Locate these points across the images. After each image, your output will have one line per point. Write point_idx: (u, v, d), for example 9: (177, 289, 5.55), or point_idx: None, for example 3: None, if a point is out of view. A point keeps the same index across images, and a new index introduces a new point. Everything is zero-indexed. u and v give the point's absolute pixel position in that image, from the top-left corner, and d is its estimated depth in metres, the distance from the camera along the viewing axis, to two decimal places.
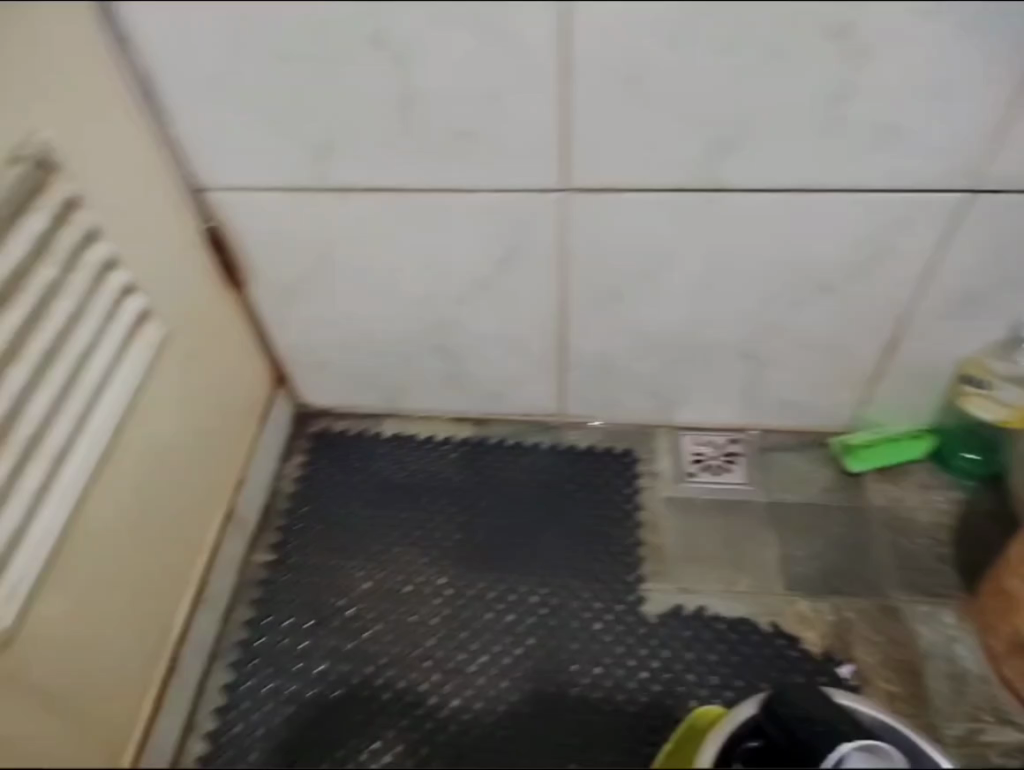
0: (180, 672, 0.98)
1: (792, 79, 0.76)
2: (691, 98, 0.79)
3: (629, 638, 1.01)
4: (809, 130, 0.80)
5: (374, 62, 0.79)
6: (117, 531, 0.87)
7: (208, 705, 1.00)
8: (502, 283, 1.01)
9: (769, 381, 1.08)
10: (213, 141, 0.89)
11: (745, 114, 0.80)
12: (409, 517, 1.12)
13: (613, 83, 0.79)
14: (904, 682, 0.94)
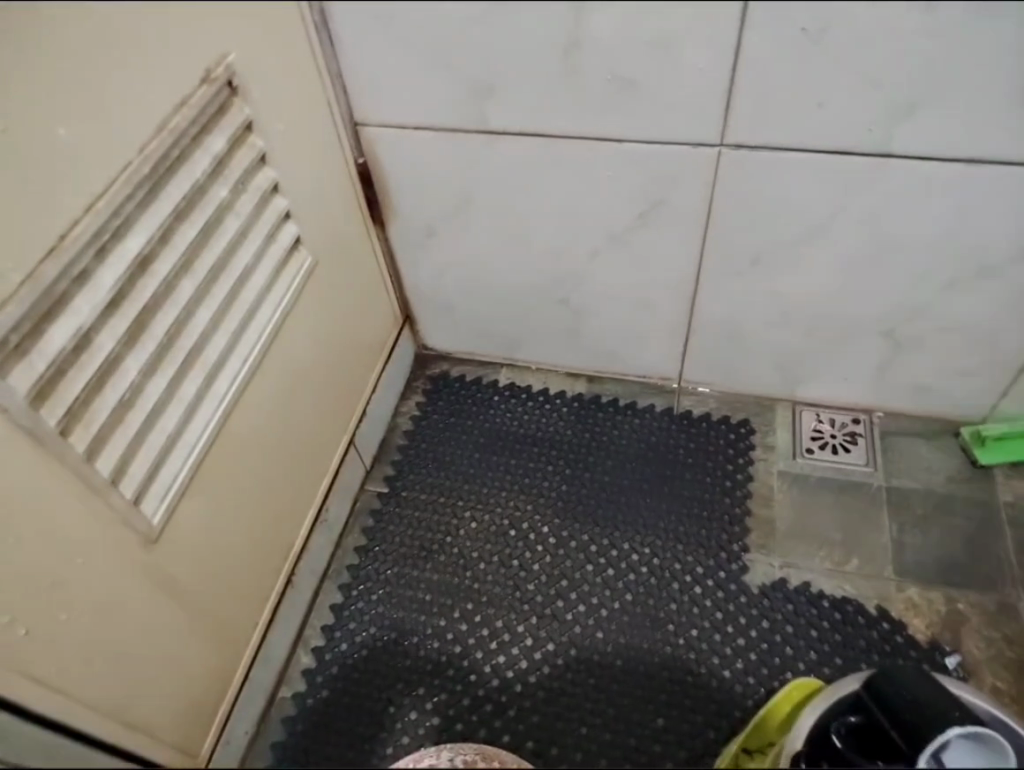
0: (296, 587, 0.95)
1: (1009, 40, 0.66)
2: (886, 59, 0.70)
3: (730, 606, 0.94)
4: (1009, 102, 0.71)
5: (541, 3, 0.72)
6: (256, 442, 0.84)
7: (317, 621, 0.97)
8: (639, 241, 0.94)
9: (906, 365, 1.01)
10: (364, 77, 0.83)
11: (945, 79, 0.70)
12: (517, 466, 1.08)
13: (798, 40, 0.70)
14: (1013, 680, 0.87)
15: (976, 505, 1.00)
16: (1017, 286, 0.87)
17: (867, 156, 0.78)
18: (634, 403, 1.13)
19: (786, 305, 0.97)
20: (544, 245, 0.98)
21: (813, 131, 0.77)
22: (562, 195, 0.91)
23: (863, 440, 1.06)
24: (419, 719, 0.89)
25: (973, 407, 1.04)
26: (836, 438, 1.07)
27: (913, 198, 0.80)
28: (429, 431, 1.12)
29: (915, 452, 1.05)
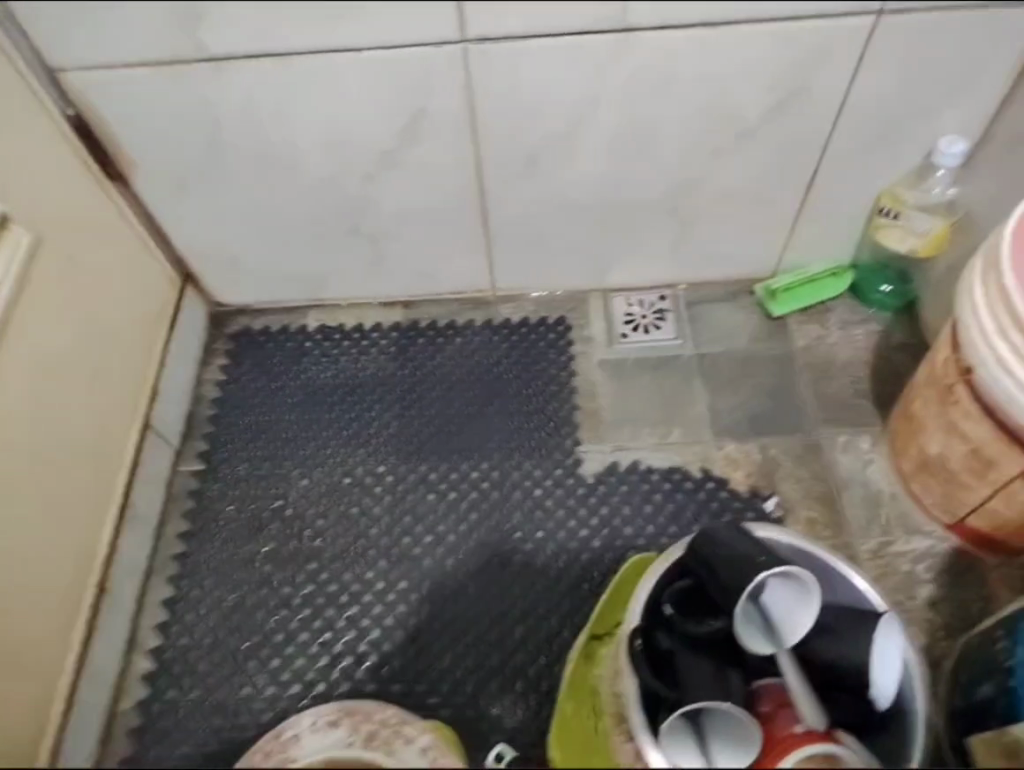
0: (113, 594, 0.89)
1: None
2: None
3: (570, 501, 0.96)
4: None
5: None
6: (15, 453, 0.75)
7: (149, 622, 0.92)
8: (412, 154, 0.88)
9: (698, 237, 1.03)
10: (42, 13, 0.72)
11: None
12: (342, 412, 1.03)
13: None
14: (824, 508, 0.96)
15: (778, 356, 1.06)
16: (778, 144, 0.89)
17: (604, 36, 0.76)
18: (454, 323, 1.10)
19: (577, 197, 0.95)
20: (313, 173, 0.90)
21: (551, 15, 0.74)
22: (315, 113, 0.83)
23: (671, 315, 1.10)
24: (278, 692, 0.88)
25: (766, 264, 1.08)
26: (647, 319, 1.09)
27: (664, 67, 0.79)
28: (240, 396, 1.05)
29: (720, 319, 1.09)
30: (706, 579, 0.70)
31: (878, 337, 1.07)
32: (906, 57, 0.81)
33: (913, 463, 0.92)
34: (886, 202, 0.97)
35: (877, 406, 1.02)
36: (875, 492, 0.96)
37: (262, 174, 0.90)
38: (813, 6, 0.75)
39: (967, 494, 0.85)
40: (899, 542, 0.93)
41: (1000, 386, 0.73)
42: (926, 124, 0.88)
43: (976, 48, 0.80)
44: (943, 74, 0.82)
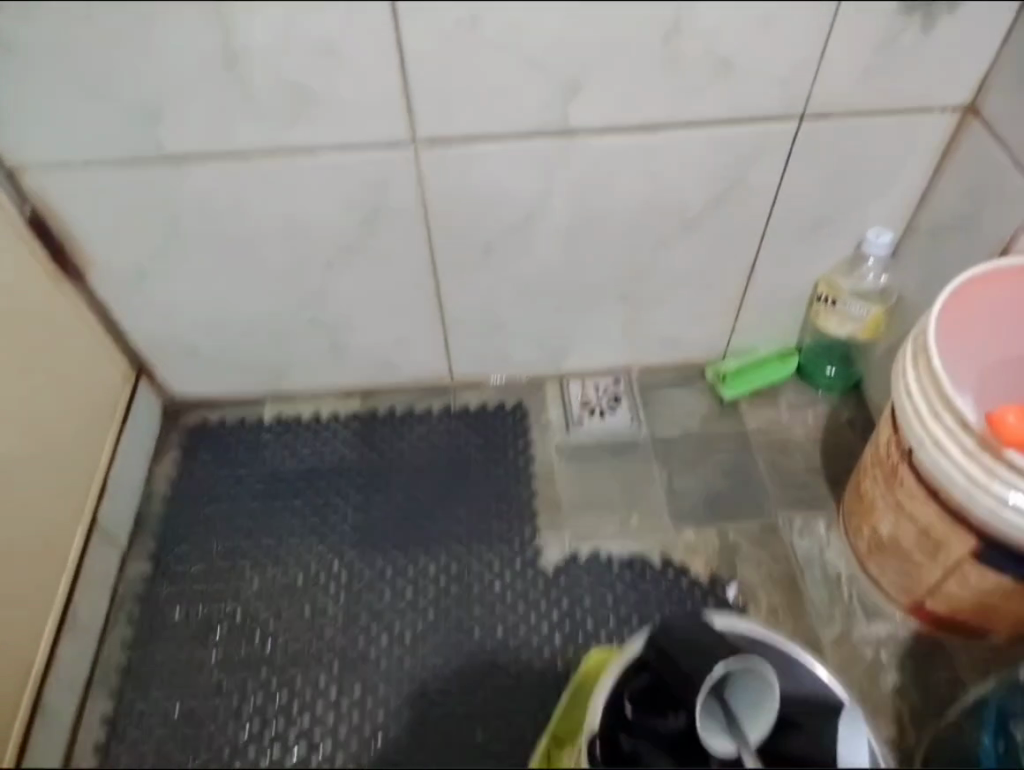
0: (46, 707, 0.86)
1: (631, 21, 0.70)
2: (535, 44, 0.71)
3: (531, 594, 0.95)
4: (653, 72, 0.75)
5: (184, 21, 0.67)
6: None
7: (87, 740, 0.87)
8: (369, 247, 0.91)
9: (649, 323, 1.06)
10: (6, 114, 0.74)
11: (592, 60, 0.73)
12: (298, 506, 1.01)
13: (446, 32, 0.70)
14: (785, 593, 0.96)
15: (732, 439, 1.08)
16: (719, 235, 0.94)
17: (548, 139, 0.80)
18: (413, 410, 1.10)
19: (531, 284, 0.98)
20: (273, 266, 0.92)
21: (500, 119, 0.78)
22: (275, 209, 0.85)
23: (628, 399, 1.12)
24: None
25: (717, 349, 1.12)
26: (602, 403, 1.11)
27: (608, 166, 0.84)
28: (194, 491, 1.03)
29: (675, 402, 1.12)
30: (664, 669, 0.69)
31: (827, 418, 1.10)
32: (831, 158, 0.87)
33: (868, 545, 0.93)
34: (823, 289, 1.02)
35: (831, 487, 1.04)
36: (833, 574, 0.97)
37: (221, 269, 0.91)
38: (743, 113, 0.80)
39: (922, 576, 0.86)
40: (861, 626, 0.93)
41: (940, 467, 0.75)
42: (856, 217, 0.94)
43: (894, 149, 0.86)
44: (867, 171, 0.88)
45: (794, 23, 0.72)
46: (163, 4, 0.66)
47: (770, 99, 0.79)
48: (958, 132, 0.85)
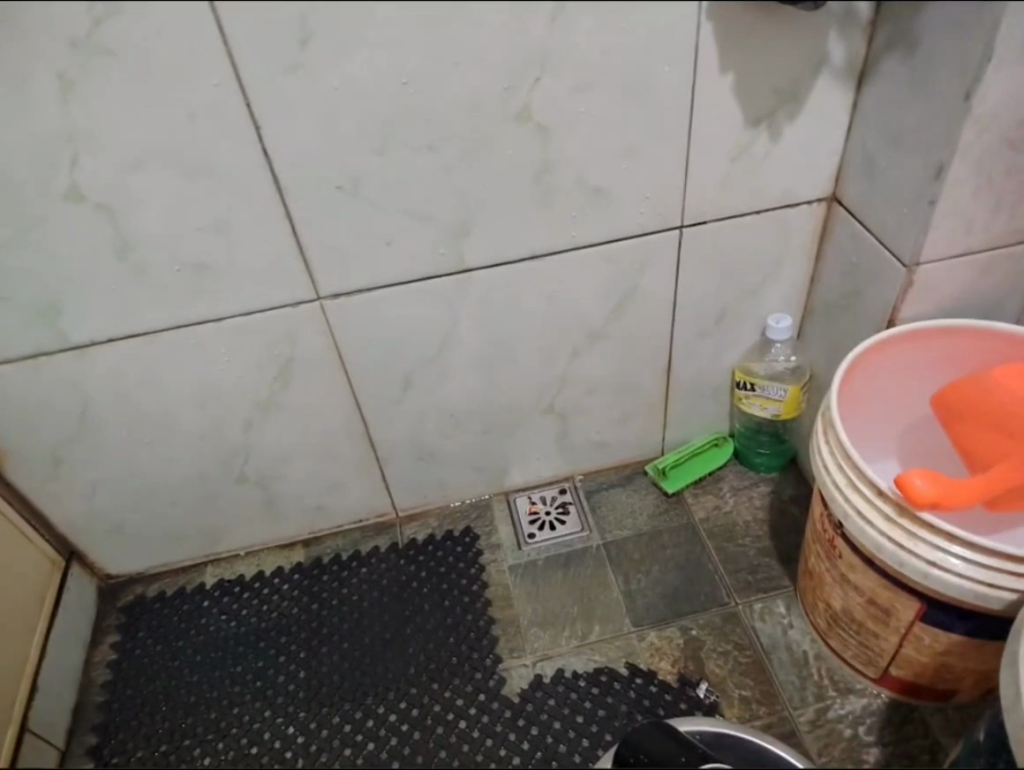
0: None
1: (499, 165, 0.77)
2: (414, 196, 0.77)
3: (497, 726, 0.91)
4: (531, 206, 0.81)
5: (77, 220, 0.71)
6: None
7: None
8: (290, 397, 0.93)
9: (579, 430, 1.09)
10: None
11: (472, 204, 0.79)
12: (246, 671, 0.97)
13: (331, 198, 0.75)
14: (755, 683, 0.93)
15: (680, 532, 1.09)
16: (625, 341, 0.99)
17: (447, 278, 0.85)
18: (358, 551, 1.08)
19: (453, 411, 1.00)
20: (195, 431, 0.92)
21: (395, 266, 0.83)
22: (188, 376, 0.87)
23: (573, 506, 1.13)
24: None
25: (650, 445, 1.15)
26: (551, 514, 1.12)
27: (506, 294, 0.89)
28: (134, 671, 0.98)
29: (618, 504, 1.13)
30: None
31: (768, 496, 1.12)
32: (714, 261, 0.93)
33: (825, 621, 0.92)
34: (740, 377, 1.06)
35: (784, 566, 1.04)
36: (799, 655, 0.95)
37: (142, 442, 0.92)
38: (621, 230, 0.86)
39: (881, 644, 0.85)
40: (836, 705, 0.91)
41: (869, 537, 0.76)
42: (749, 307, 0.99)
43: (772, 243, 0.93)
44: (752, 265, 0.95)
45: (647, 150, 0.80)
46: (56, 210, 0.70)
47: (643, 217, 0.86)
48: (827, 221, 0.92)
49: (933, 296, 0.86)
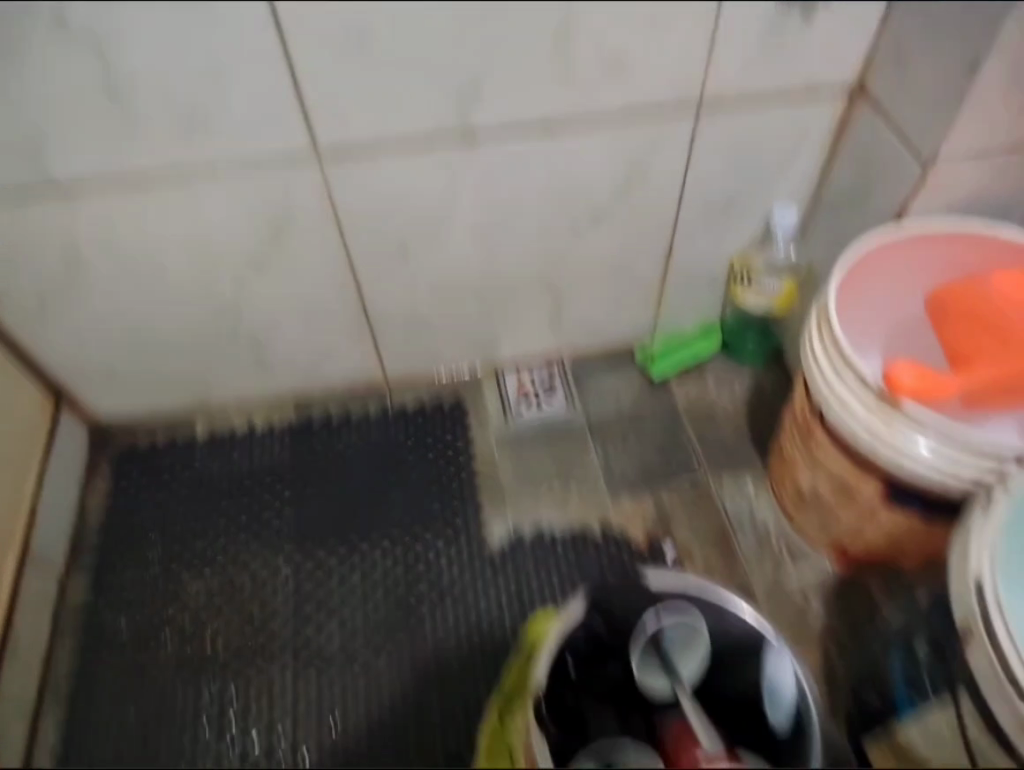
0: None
1: (517, 22, 0.72)
2: (425, 49, 0.72)
3: (476, 575, 0.97)
4: (546, 69, 0.77)
5: (66, 48, 0.66)
6: None
7: (43, 763, 0.87)
8: (285, 256, 0.91)
9: (573, 310, 1.09)
10: None
11: (485, 63, 0.75)
12: (237, 512, 1.01)
13: (336, 46, 0.71)
14: (718, 550, 1.00)
15: (662, 415, 1.12)
16: (628, 222, 0.97)
17: (454, 136, 0.82)
18: (348, 413, 1.11)
19: (448, 280, 0.99)
20: (187, 281, 0.91)
21: (399, 123, 0.79)
22: (182, 225, 0.85)
23: (560, 383, 1.15)
24: None
25: (641, 329, 1.16)
26: (538, 390, 1.14)
27: (513, 161, 0.86)
28: (129, 509, 1.02)
29: (605, 384, 1.15)
30: (603, 629, 0.73)
31: (750, 385, 1.14)
32: (727, 143, 0.90)
33: (791, 498, 0.98)
34: (738, 266, 1.06)
35: (758, 451, 1.08)
36: (763, 530, 1.01)
37: (132, 289, 0.90)
38: (638, 102, 0.83)
39: (842, 521, 0.91)
40: (791, 575, 0.97)
41: (848, 425, 0.79)
42: (757, 195, 0.98)
43: (790, 128, 0.90)
44: (766, 150, 0.92)
45: (675, 19, 0.75)
46: (40, 37, 0.65)
47: (663, 90, 0.82)
48: (850, 108, 0.89)
49: (943, 193, 0.85)
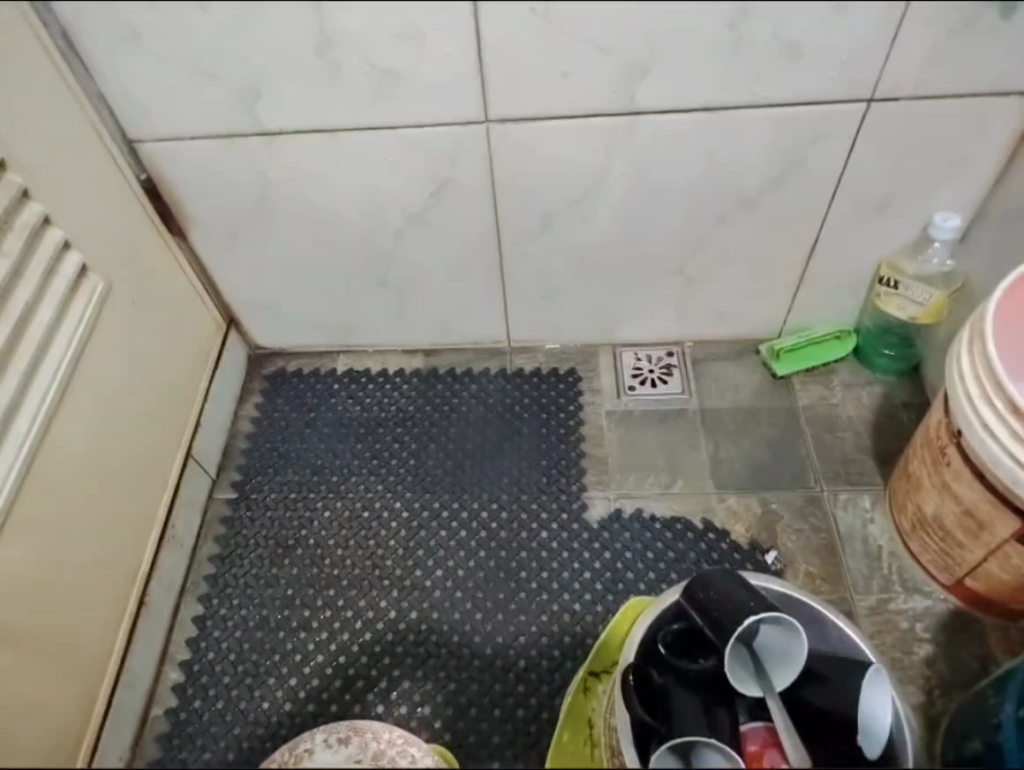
0: (152, 607, 0.95)
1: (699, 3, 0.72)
2: (604, 27, 0.74)
3: (576, 543, 1.00)
4: (719, 53, 0.77)
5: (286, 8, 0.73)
6: (76, 474, 0.82)
7: (182, 635, 0.98)
8: (438, 216, 0.96)
9: (705, 296, 1.08)
10: (133, 100, 0.83)
11: (659, 42, 0.76)
12: (365, 449, 1.09)
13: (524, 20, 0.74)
14: (824, 563, 0.98)
15: (781, 413, 1.10)
16: (777, 216, 0.96)
17: (615, 117, 0.84)
18: (471, 370, 1.16)
19: (588, 254, 1.01)
20: (349, 229, 0.98)
21: (567, 96, 0.82)
22: (355, 179, 0.91)
23: (679, 369, 1.15)
24: (294, 709, 0.92)
25: (771, 324, 1.13)
26: (654, 373, 1.14)
27: (671, 143, 0.87)
28: (271, 430, 1.12)
29: (725, 375, 1.14)
30: (706, 629, 0.72)
31: (880, 396, 1.10)
32: (900, 141, 0.86)
33: (912, 521, 0.95)
34: (886, 272, 1.01)
35: (878, 465, 1.05)
36: (873, 548, 0.99)
37: (301, 233, 0.99)
38: (812, 93, 0.81)
39: (964, 554, 0.88)
40: (898, 598, 0.95)
41: (989, 450, 0.76)
42: (922, 201, 0.93)
43: (970, 133, 0.86)
44: (940, 156, 0.88)
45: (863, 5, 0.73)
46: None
47: (841, 81, 0.80)
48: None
49: None
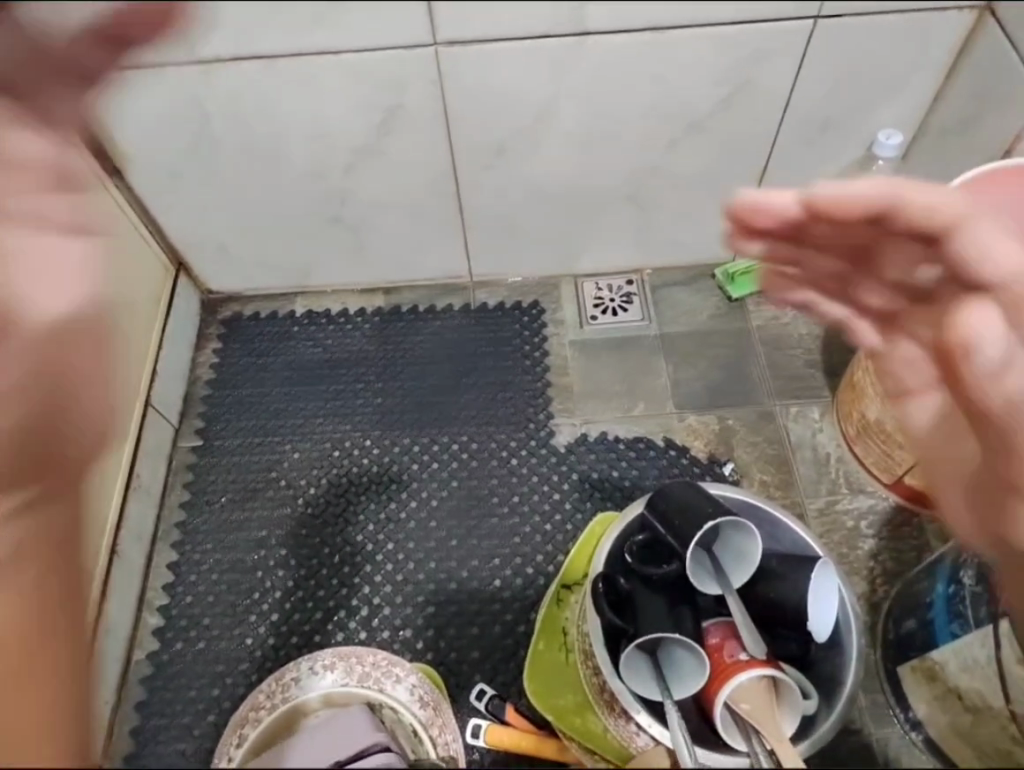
0: (123, 556, 0.97)
1: None
2: None
3: (543, 467, 1.04)
4: None
5: None
6: (39, 419, 0.82)
7: (157, 581, 1.01)
8: (391, 147, 0.96)
9: (660, 223, 1.10)
10: None
11: None
12: (330, 389, 1.11)
13: None
14: (775, 471, 1.04)
15: (736, 334, 1.14)
16: (728, 135, 0.97)
17: (563, 38, 0.84)
18: (434, 306, 1.17)
19: (544, 183, 1.02)
20: (299, 165, 0.97)
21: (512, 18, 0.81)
22: (301, 110, 0.90)
23: (637, 294, 1.17)
24: (277, 642, 0.96)
25: (724, 249, 1.16)
26: (615, 302, 1.17)
27: (616, 65, 0.87)
28: (232, 376, 1.12)
29: (682, 300, 1.17)
30: (670, 537, 0.76)
31: None
32: (841, 56, 0.88)
33: (856, 428, 1.00)
34: None
35: (827, 379, 1.10)
36: (823, 455, 1.05)
37: (250, 167, 0.97)
38: (754, 8, 0.82)
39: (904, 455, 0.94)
40: (845, 499, 1.02)
41: None
42: (864, 117, 0.96)
43: (909, 50, 0.87)
44: (876, 73, 0.90)
45: None
46: None
47: None
48: (974, 30, 0.86)
49: None
